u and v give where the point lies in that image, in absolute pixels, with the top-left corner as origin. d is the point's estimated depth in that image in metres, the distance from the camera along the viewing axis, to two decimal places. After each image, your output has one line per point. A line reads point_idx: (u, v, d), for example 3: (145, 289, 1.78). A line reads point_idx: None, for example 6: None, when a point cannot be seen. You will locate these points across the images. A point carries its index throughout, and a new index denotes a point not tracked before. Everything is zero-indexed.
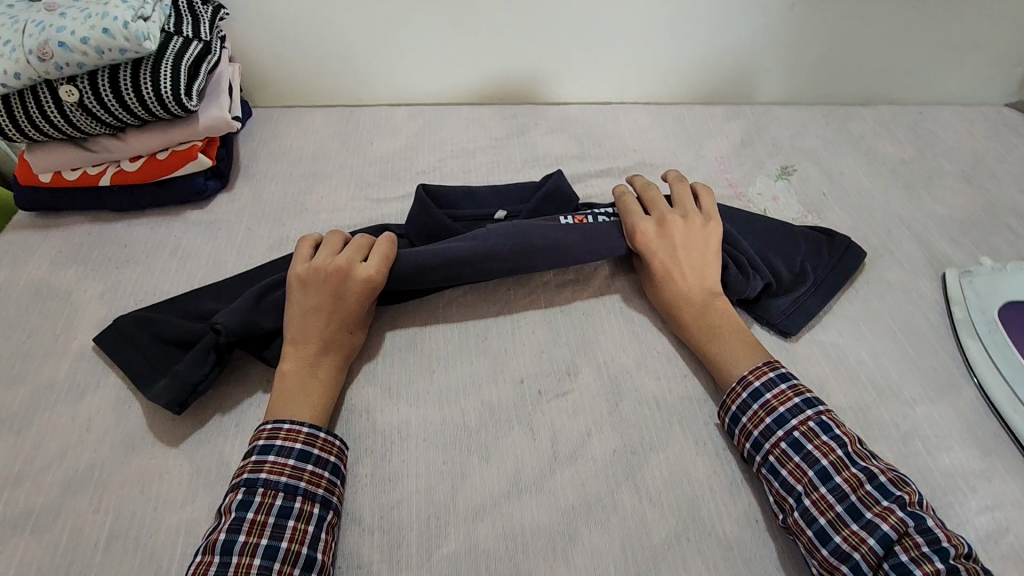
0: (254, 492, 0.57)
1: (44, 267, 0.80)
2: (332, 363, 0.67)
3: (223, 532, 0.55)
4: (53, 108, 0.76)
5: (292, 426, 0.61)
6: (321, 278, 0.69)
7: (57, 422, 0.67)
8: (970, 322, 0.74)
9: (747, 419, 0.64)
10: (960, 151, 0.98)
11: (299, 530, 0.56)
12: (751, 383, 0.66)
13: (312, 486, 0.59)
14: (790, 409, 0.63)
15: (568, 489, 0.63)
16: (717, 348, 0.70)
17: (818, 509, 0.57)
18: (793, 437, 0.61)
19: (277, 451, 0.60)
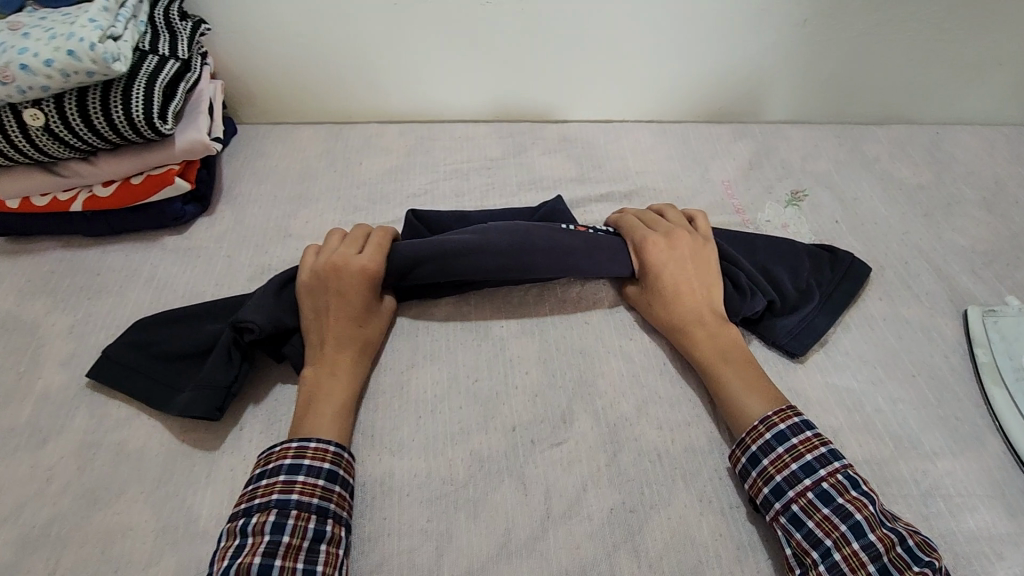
0: (286, 515, 0.55)
1: (11, 298, 0.76)
2: (352, 363, 0.66)
3: (257, 556, 0.52)
4: (18, 133, 0.71)
5: (319, 445, 0.59)
6: (329, 281, 0.69)
7: (16, 472, 0.62)
8: (995, 367, 0.70)
9: (769, 462, 0.59)
10: (980, 176, 0.93)
11: (332, 553, 0.55)
12: (776, 425, 0.61)
13: (340, 508, 0.58)
14: (818, 457, 0.59)
15: (561, 552, 0.59)
16: (738, 356, 0.68)
17: (849, 566, 0.54)
18: (822, 488, 0.57)
19: (306, 471, 0.57)
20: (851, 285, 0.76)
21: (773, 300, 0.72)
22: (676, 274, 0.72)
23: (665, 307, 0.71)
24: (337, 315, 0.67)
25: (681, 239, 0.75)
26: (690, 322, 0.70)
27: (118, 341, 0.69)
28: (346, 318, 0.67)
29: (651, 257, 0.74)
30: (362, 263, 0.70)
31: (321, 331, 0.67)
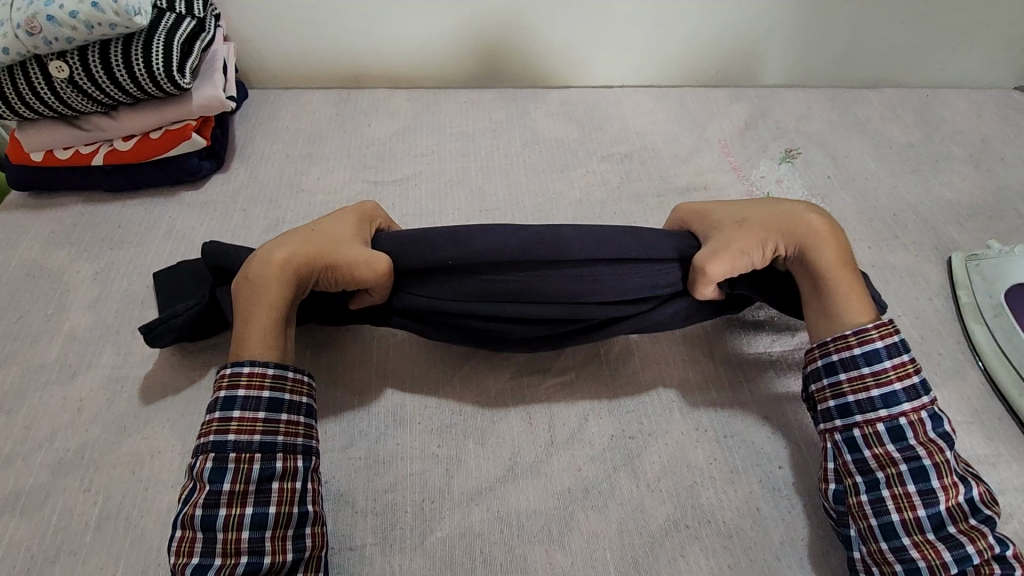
0: (225, 460, 0.55)
1: (37, 248, 0.79)
2: (282, 260, 0.61)
3: (200, 507, 0.53)
4: (43, 85, 0.75)
5: (254, 369, 0.58)
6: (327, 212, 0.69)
7: (48, 403, 0.66)
8: (976, 306, 0.73)
9: (848, 381, 0.59)
10: (967, 135, 0.96)
11: (287, 489, 0.56)
12: (874, 342, 0.60)
13: (290, 439, 0.58)
14: (905, 390, 0.58)
15: (564, 473, 0.62)
16: (845, 257, 0.63)
17: (897, 505, 0.55)
18: (897, 423, 0.58)
19: (242, 405, 0.57)
20: None
21: None
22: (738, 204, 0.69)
23: (755, 215, 0.66)
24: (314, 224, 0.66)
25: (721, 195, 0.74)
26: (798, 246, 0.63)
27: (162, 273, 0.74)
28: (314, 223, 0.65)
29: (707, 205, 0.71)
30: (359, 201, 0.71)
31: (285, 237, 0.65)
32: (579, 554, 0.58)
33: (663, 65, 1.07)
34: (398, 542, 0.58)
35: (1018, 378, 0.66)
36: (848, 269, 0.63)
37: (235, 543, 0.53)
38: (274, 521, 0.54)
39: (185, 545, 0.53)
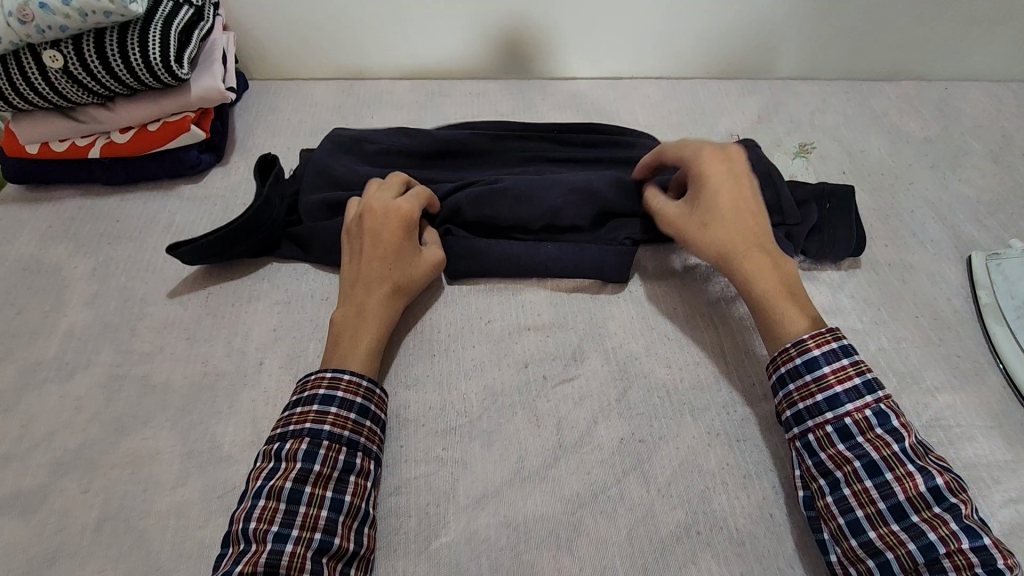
0: (318, 445, 0.56)
1: (34, 242, 0.77)
2: (384, 300, 0.66)
3: (289, 481, 0.54)
4: (37, 75, 0.73)
5: (352, 378, 0.60)
6: (372, 214, 0.69)
7: (45, 402, 0.64)
8: (997, 307, 0.71)
9: (794, 389, 0.59)
10: (987, 129, 0.93)
11: (360, 485, 0.57)
12: (810, 351, 0.59)
13: (370, 443, 0.59)
14: (847, 390, 0.57)
15: (572, 477, 0.61)
16: (788, 275, 0.65)
17: (858, 502, 0.54)
18: (843, 424, 0.56)
19: (339, 403, 0.59)
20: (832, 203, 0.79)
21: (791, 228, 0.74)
22: (727, 196, 0.68)
23: (726, 228, 0.67)
24: (372, 253, 0.67)
25: (714, 158, 0.70)
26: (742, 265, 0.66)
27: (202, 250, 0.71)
28: (382, 255, 0.67)
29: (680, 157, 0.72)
30: (402, 202, 0.70)
31: (357, 268, 0.68)
32: (588, 560, 0.56)
33: (674, 55, 1.05)
34: (403, 548, 0.57)
35: None
36: (793, 287, 0.64)
37: (313, 520, 0.53)
38: (347, 510, 0.55)
39: (267, 514, 0.53)
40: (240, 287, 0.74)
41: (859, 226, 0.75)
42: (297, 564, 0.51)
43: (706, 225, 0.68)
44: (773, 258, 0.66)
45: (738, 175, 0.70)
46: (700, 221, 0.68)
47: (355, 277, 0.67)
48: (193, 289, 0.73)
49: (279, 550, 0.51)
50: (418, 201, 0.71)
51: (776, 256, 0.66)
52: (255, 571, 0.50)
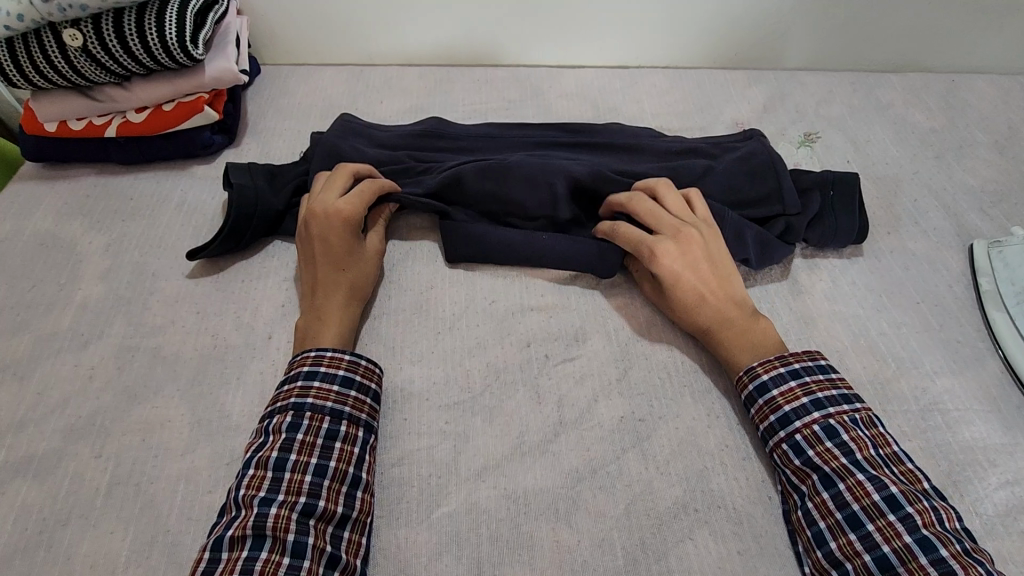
0: (301, 416, 0.58)
1: (51, 218, 0.79)
2: (343, 299, 0.67)
3: (275, 450, 0.56)
4: (57, 53, 0.75)
5: (335, 353, 0.62)
6: (315, 224, 0.70)
7: (60, 370, 0.66)
8: (997, 293, 0.71)
9: (753, 412, 0.62)
10: (993, 121, 0.93)
11: (346, 451, 0.58)
12: (760, 377, 0.62)
13: (356, 411, 0.60)
14: (796, 410, 0.60)
15: (572, 453, 0.61)
16: (760, 341, 0.65)
17: (818, 513, 0.55)
18: (795, 440, 0.59)
19: (322, 377, 0.61)
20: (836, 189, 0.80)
21: (790, 219, 0.76)
22: (682, 284, 0.67)
23: (687, 313, 0.68)
24: (328, 259, 0.68)
25: (671, 249, 0.68)
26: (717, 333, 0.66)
27: (218, 240, 0.72)
28: (334, 261, 0.68)
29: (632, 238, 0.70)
30: (344, 206, 0.70)
31: (313, 277, 0.69)
32: (587, 533, 0.57)
33: (681, 46, 1.05)
34: (405, 516, 0.58)
35: None
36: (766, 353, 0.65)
37: (297, 484, 0.55)
38: (332, 475, 0.56)
39: (256, 481, 0.55)
40: (250, 265, 0.75)
41: (861, 215, 0.76)
42: (283, 525, 0.53)
43: (673, 308, 0.68)
44: (747, 325, 0.66)
45: (693, 258, 0.68)
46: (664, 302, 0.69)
47: (312, 287, 0.68)
48: (210, 272, 0.74)
49: (265, 512, 0.53)
50: (363, 200, 0.72)
51: (745, 324, 0.66)
52: (245, 533, 0.52)
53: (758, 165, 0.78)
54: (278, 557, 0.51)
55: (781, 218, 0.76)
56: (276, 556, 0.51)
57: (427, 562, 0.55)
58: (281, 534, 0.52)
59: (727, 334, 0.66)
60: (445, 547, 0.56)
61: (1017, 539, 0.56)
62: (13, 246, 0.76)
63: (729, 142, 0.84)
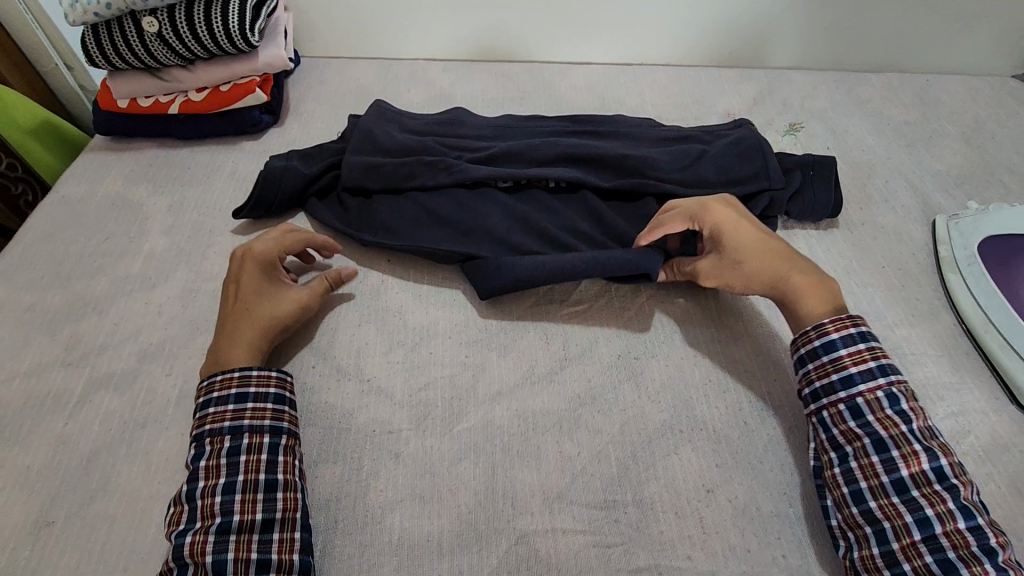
0: (201, 443, 0.60)
1: (119, 182, 0.90)
2: (248, 330, 0.68)
3: (185, 483, 0.59)
4: (135, 37, 0.87)
5: (224, 375, 0.64)
6: (232, 269, 0.73)
7: (133, 306, 0.76)
8: (953, 259, 0.80)
9: (812, 367, 0.64)
10: (962, 115, 1.03)
11: (253, 460, 0.60)
12: (828, 334, 0.64)
13: (257, 420, 0.62)
14: (861, 373, 0.62)
15: (574, 383, 0.71)
16: (820, 278, 0.69)
17: (863, 474, 0.59)
18: (855, 403, 0.61)
19: (216, 402, 0.62)
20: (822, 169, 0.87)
21: (775, 195, 0.84)
22: (747, 236, 0.71)
23: (756, 264, 0.70)
24: (238, 299, 0.70)
25: (720, 208, 0.73)
26: (787, 279, 0.69)
27: (256, 202, 0.83)
28: (242, 298, 0.70)
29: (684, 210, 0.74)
30: (255, 248, 0.73)
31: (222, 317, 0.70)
32: (585, 446, 0.66)
33: (679, 46, 1.16)
34: (429, 429, 0.67)
35: (986, 318, 0.74)
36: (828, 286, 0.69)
37: (210, 507, 0.57)
38: (242, 487, 0.58)
39: (176, 516, 0.58)
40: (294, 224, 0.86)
41: (836, 192, 0.86)
42: (198, 550, 0.55)
43: (740, 263, 0.71)
44: (807, 267, 0.70)
45: (739, 217, 0.73)
46: (730, 260, 0.71)
47: (221, 325, 0.69)
48: (253, 230, 0.85)
49: (181, 542, 0.55)
50: (275, 241, 0.75)
51: (803, 267, 0.70)
52: (171, 567, 0.55)
53: (745, 148, 0.87)
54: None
55: (767, 195, 0.84)
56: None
57: (449, 464, 0.65)
58: (199, 558, 0.55)
59: (794, 277, 0.69)
60: (464, 454, 0.65)
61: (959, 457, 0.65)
62: (88, 205, 0.87)
63: (719, 131, 0.93)
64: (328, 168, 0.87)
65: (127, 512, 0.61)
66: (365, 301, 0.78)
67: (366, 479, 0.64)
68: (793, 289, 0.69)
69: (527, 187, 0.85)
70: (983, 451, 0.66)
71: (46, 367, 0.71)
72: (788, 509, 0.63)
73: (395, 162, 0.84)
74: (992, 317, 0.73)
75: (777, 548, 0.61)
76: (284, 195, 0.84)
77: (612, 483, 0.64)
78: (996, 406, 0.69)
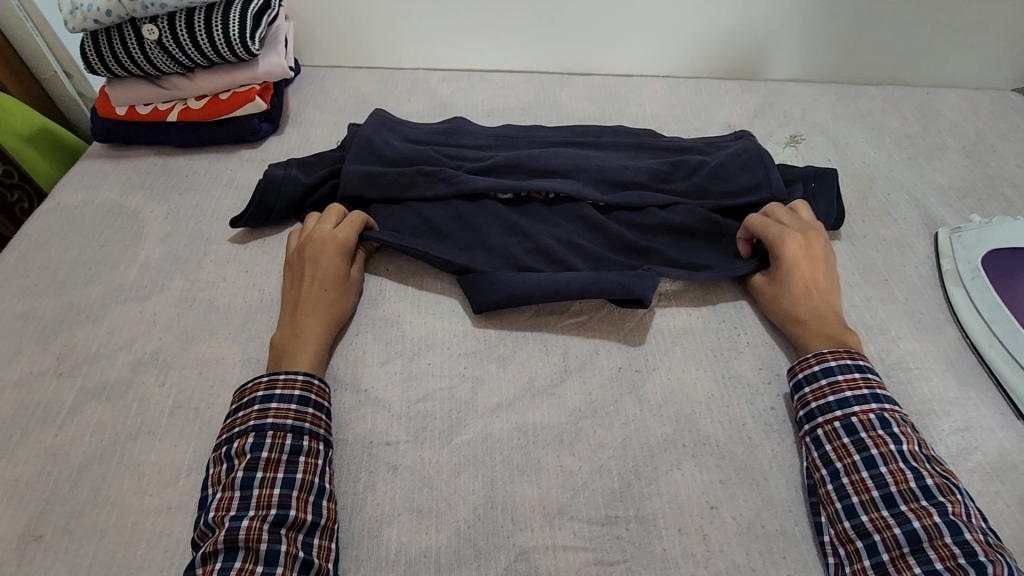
0: (263, 436, 0.60)
1: (116, 190, 0.89)
2: (321, 320, 0.71)
3: (241, 470, 0.58)
4: (135, 45, 0.87)
5: (288, 375, 0.64)
6: (310, 248, 0.75)
7: (127, 315, 0.75)
8: (956, 272, 0.80)
9: (809, 390, 0.65)
10: (962, 128, 1.03)
11: (311, 463, 0.60)
12: (827, 360, 0.66)
13: (315, 427, 0.62)
14: (855, 395, 0.63)
15: (575, 395, 0.70)
16: (848, 333, 0.70)
17: (854, 489, 0.59)
18: (849, 421, 0.62)
19: (278, 399, 0.62)
20: (824, 181, 0.86)
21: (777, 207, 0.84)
22: (804, 276, 0.74)
23: (791, 301, 0.73)
24: (315, 282, 0.73)
25: (795, 241, 0.75)
26: (808, 324, 0.71)
27: (253, 211, 0.82)
28: (321, 283, 0.73)
29: (769, 231, 0.77)
30: (337, 234, 0.76)
31: (295, 298, 0.72)
32: (587, 460, 0.65)
33: (680, 58, 1.16)
34: (427, 441, 0.66)
35: (989, 331, 0.73)
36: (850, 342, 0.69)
37: (267, 498, 0.57)
38: (300, 486, 0.58)
39: (224, 502, 0.57)
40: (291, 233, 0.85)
41: (838, 203, 0.85)
42: (254, 536, 0.55)
43: (777, 298, 0.74)
44: (841, 324, 0.71)
45: (814, 255, 0.75)
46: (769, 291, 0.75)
47: (292, 307, 0.72)
48: (250, 239, 0.84)
49: (236, 526, 0.55)
50: (353, 229, 0.77)
51: (837, 319, 0.71)
52: (217, 548, 0.54)
53: (747, 158, 0.87)
54: (251, 565, 0.54)
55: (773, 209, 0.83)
56: (249, 565, 0.54)
57: (448, 477, 0.63)
58: (254, 544, 0.54)
59: (815, 326, 0.71)
60: (463, 467, 0.64)
61: (965, 474, 0.64)
62: (84, 212, 0.86)
63: (719, 142, 0.93)
64: (326, 175, 0.86)
65: (116, 526, 0.59)
66: (363, 311, 0.77)
67: (363, 492, 0.62)
68: (805, 333, 0.71)
69: (527, 199, 0.84)
70: (990, 468, 0.65)
71: (38, 376, 0.70)
72: (794, 527, 0.61)
73: (396, 172, 0.84)
74: (996, 329, 0.73)
75: (783, 567, 0.59)
76: (281, 203, 0.83)
77: (614, 497, 0.62)
78: (1002, 422, 0.68)
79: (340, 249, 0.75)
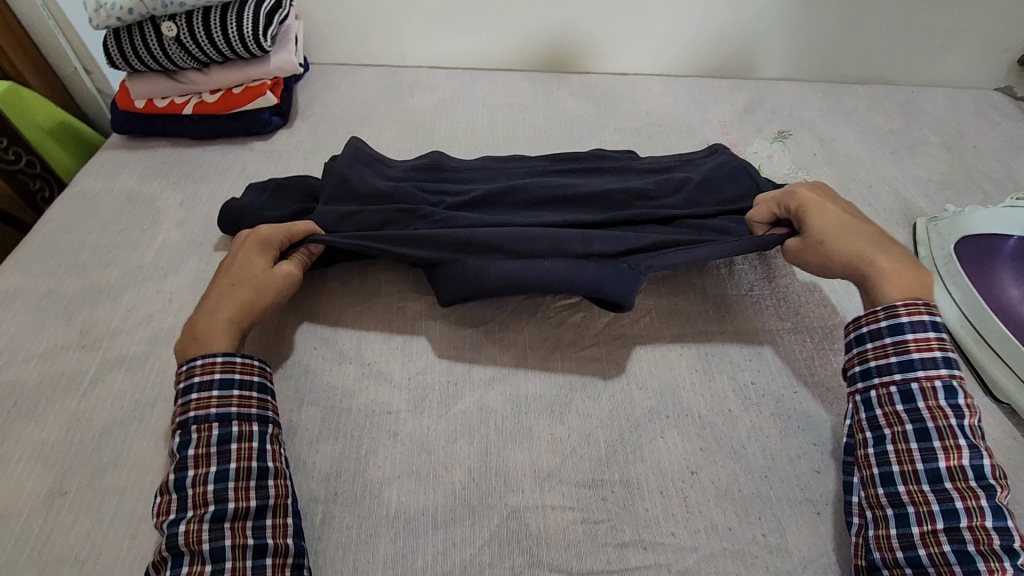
0: (187, 432, 0.60)
1: (134, 178, 0.94)
2: (221, 312, 0.68)
3: (173, 473, 0.59)
4: (154, 41, 0.92)
5: (205, 360, 0.63)
6: (236, 247, 0.74)
7: (145, 294, 0.80)
8: (931, 259, 0.84)
9: (871, 347, 0.63)
10: (944, 125, 1.07)
11: (245, 448, 0.61)
12: (897, 315, 0.63)
13: (244, 408, 0.63)
14: (923, 359, 0.61)
15: (566, 370, 0.74)
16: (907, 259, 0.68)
17: (898, 458, 0.59)
18: (908, 387, 0.61)
19: (198, 388, 0.62)
20: None
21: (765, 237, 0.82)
22: (835, 219, 0.72)
23: (840, 243, 0.70)
24: (227, 276, 0.71)
25: (809, 193, 0.75)
26: (869, 262, 0.68)
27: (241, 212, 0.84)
28: (230, 278, 0.70)
29: (780, 197, 0.76)
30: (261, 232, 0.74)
31: (209, 294, 0.71)
32: (576, 428, 0.69)
33: (674, 58, 1.21)
34: (426, 410, 0.70)
35: (960, 313, 0.78)
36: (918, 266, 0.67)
37: (201, 497, 0.58)
38: (234, 475, 0.59)
39: (163, 507, 0.58)
40: None
41: None
42: (194, 539, 0.56)
43: (825, 243, 0.70)
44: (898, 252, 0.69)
45: (833, 201, 0.75)
46: (813, 240, 0.71)
47: (204, 302, 0.70)
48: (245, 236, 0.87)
49: (174, 532, 0.56)
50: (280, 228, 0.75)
51: (890, 250, 0.69)
52: (164, 556, 0.56)
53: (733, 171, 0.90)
54: (199, 567, 0.55)
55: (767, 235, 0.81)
56: (196, 568, 0.55)
57: (445, 443, 0.67)
58: (195, 546, 0.56)
59: (877, 258, 0.68)
60: (460, 434, 0.68)
61: None
62: (104, 199, 0.91)
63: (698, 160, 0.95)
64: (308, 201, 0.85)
65: (135, 486, 0.64)
66: (367, 291, 0.81)
67: (365, 456, 0.67)
68: (875, 269, 0.67)
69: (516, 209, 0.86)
70: None
71: (62, 349, 0.74)
72: (768, 491, 0.65)
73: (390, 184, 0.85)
74: (966, 311, 0.77)
75: (758, 528, 0.63)
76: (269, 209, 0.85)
77: (600, 463, 0.66)
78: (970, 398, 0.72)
79: (261, 246, 0.73)
